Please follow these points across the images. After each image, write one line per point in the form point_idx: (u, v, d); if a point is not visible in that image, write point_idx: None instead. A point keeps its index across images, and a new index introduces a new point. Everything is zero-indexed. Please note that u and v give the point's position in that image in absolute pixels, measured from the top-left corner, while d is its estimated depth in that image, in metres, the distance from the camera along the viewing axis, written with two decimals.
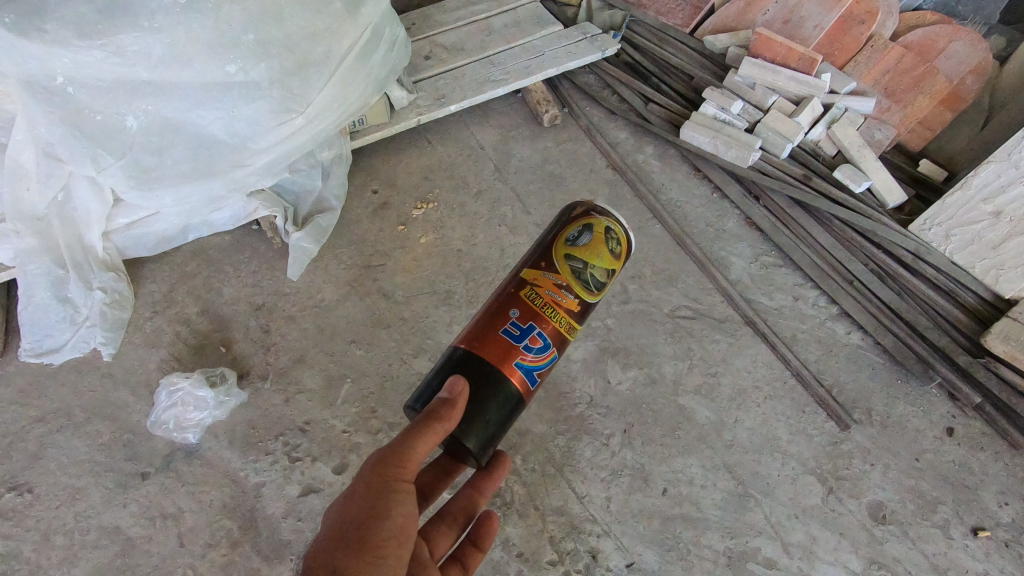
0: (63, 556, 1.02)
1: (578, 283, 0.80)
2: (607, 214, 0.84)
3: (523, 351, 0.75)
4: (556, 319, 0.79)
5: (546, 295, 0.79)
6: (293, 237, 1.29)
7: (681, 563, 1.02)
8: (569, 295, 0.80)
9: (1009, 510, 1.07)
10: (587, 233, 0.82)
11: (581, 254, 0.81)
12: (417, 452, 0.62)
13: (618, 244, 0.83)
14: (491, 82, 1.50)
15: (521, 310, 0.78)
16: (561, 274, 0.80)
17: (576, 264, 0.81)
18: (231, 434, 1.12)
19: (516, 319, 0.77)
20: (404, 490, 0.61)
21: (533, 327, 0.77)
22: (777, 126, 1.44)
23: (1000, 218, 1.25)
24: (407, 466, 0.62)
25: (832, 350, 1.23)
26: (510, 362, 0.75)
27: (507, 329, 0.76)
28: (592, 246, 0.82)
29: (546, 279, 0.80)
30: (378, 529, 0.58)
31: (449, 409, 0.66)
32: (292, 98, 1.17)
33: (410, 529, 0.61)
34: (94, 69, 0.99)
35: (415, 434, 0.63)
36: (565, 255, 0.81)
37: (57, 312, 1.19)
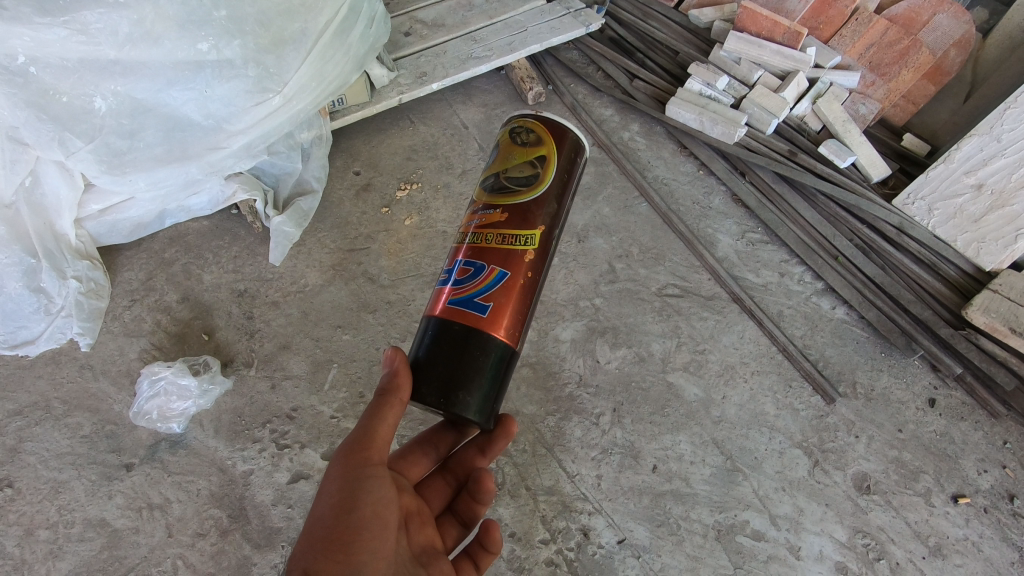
0: (49, 550, 1.01)
1: (491, 194, 0.77)
2: (507, 120, 0.83)
3: (450, 287, 0.71)
4: (483, 239, 0.73)
5: (468, 224, 0.77)
6: (275, 221, 1.26)
7: (672, 537, 1.04)
8: (488, 210, 0.75)
9: (989, 477, 1.10)
10: (496, 150, 0.82)
11: (492, 170, 0.80)
12: (377, 433, 0.65)
13: (527, 134, 0.79)
14: (474, 59, 1.47)
15: (449, 255, 0.76)
16: (477, 200, 0.78)
17: (489, 180, 0.79)
18: (217, 423, 1.11)
19: (445, 266, 0.75)
20: (372, 474, 0.64)
21: (458, 261, 0.73)
22: (763, 101, 1.42)
23: (982, 191, 1.26)
24: (371, 448, 0.64)
25: (817, 325, 1.24)
26: (444, 304, 0.70)
27: (439, 281, 0.74)
28: (500, 156, 0.80)
29: (468, 215, 0.79)
30: (344, 523, 0.61)
31: (395, 380, 0.65)
32: (269, 77, 1.13)
33: (382, 513, 0.64)
34: (57, 48, 0.94)
35: (373, 415, 0.65)
36: (481, 182, 0.81)
37: (30, 303, 1.14)
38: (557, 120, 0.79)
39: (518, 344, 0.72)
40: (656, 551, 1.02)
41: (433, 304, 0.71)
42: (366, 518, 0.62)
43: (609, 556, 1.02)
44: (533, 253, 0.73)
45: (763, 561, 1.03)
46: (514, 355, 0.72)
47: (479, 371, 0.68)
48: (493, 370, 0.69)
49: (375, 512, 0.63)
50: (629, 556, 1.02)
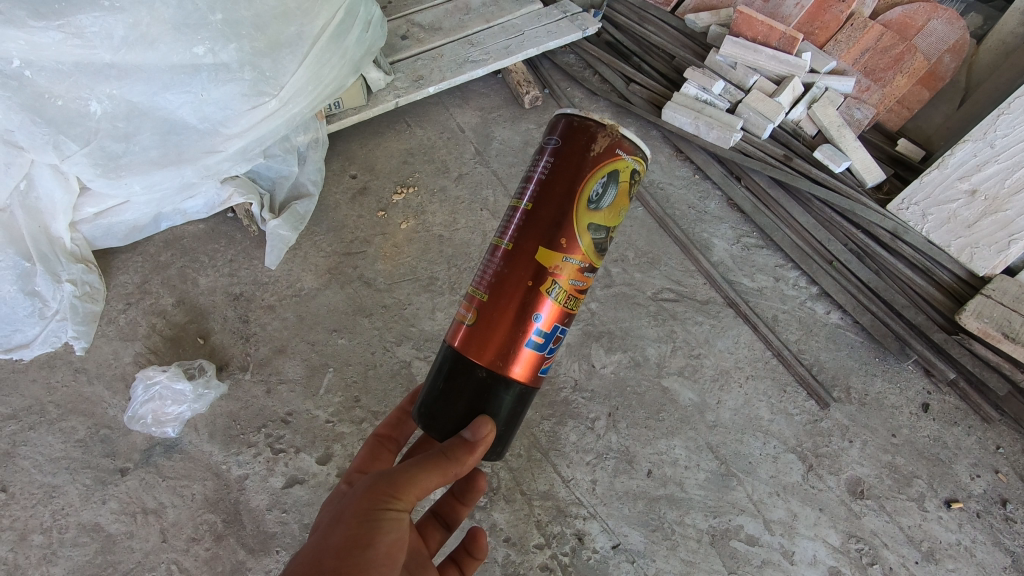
0: (42, 555, 1.01)
1: (598, 255, 0.73)
2: (635, 155, 0.71)
3: (546, 358, 0.72)
4: (577, 305, 0.73)
5: (571, 284, 0.71)
6: (270, 225, 1.26)
7: (666, 542, 1.04)
8: (590, 275, 0.73)
9: (981, 482, 1.10)
10: (612, 187, 0.71)
11: (605, 218, 0.71)
12: (418, 486, 0.61)
13: (637, 189, 0.74)
14: (470, 63, 1.47)
15: (544, 313, 0.70)
16: (585, 254, 0.71)
17: (600, 234, 0.71)
18: (212, 427, 1.11)
19: (541, 326, 0.70)
20: (393, 514, 0.60)
21: (557, 328, 0.72)
22: (758, 106, 1.43)
23: (975, 196, 1.27)
24: (401, 494, 0.61)
25: (812, 330, 1.25)
26: (536, 371, 0.72)
27: (531, 340, 0.70)
28: (616, 204, 0.72)
29: (570, 264, 0.70)
30: (356, 561, 0.56)
31: (469, 453, 0.65)
32: (264, 81, 1.13)
33: (396, 555, 0.59)
34: (52, 51, 0.94)
35: (422, 466, 0.62)
36: (588, 223, 0.70)
37: (24, 306, 1.14)
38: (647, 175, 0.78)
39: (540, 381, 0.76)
40: (650, 556, 1.03)
41: (512, 362, 0.70)
42: (379, 559, 0.57)
43: (604, 560, 1.02)
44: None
45: (756, 566, 1.03)
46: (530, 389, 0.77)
47: (511, 412, 0.72)
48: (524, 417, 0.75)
49: (388, 552, 0.58)
50: (623, 561, 1.02)
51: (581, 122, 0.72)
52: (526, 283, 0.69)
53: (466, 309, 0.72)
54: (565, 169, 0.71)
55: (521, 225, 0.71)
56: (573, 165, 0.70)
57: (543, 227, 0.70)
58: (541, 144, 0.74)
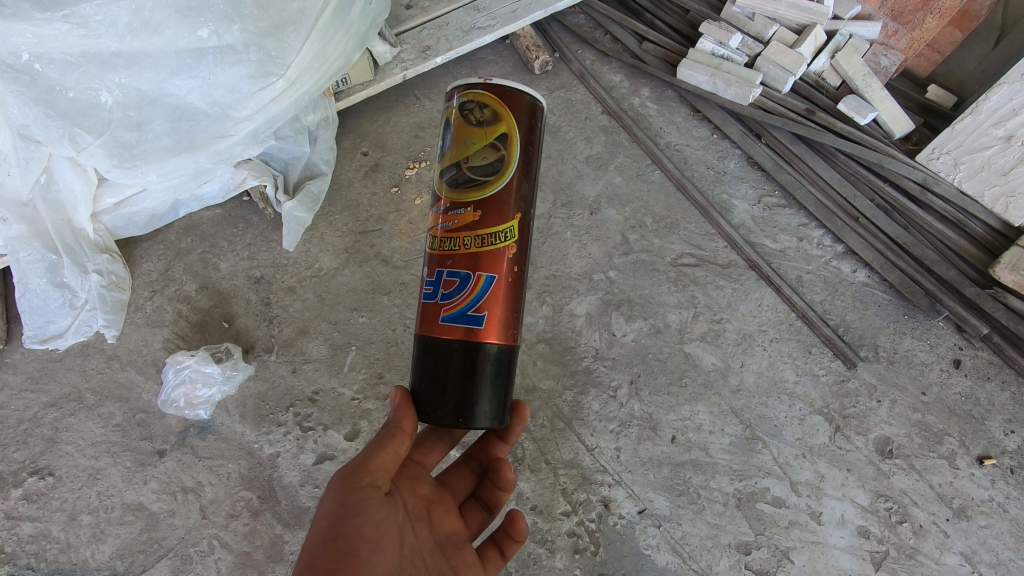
0: (92, 533, 1.06)
1: (459, 189, 0.73)
2: (453, 94, 0.75)
3: (441, 303, 0.70)
4: (461, 244, 0.71)
5: (442, 228, 0.73)
6: (286, 207, 1.26)
7: (692, 506, 1.05)
8: (459, 210, 0.72)
9: (1015, 438, 1.08)
10: (447, 132, 0.76)
11: (450, 159, 0.75)
12: (378, 457, 0.67)
13: (478, 112, 0.73)
14: (477, 29, 1.43)
15: (428, 266, 0.73)
16: (442, 198, 0.74)
17: (451, 172, 0.74)
18: (243, 408, 1.14)
19: (427, 278, 0.72)
20: (368, 495, 0.65)
21: (442, 272, 0.71)
22: (778, 58, 1.36)
23: (1012, 142, 1.19)
24: (366, 470, 0.66)
25: (838, 290, 1.22)
26: (439, 321, 0.70)
27: (425, 293, 0.72)
28: (455, 141, 0.74)
29: (437, 214, 0.75)
30: (337, 542, 0.62)
31: (399, 417, 0.69)
32: (270, 60, 1.11)
33: (379, 533, 0.64)
34: (59, 43, 0.94)
35: (375, 444, 0.68)
36: (441, 174, 0.76)
37: (55, 298, 1.16)
38: (507, 86, 0.73)
39: (518, 340, 0.73)
40: (676, 520, 1.04)
41: (423, 322, 0.71)
42: (361, 537, 0.63)
43: (630, 526, 1.04)
44: (513, 246, 0.72)
45: (784, 527, 1.04)
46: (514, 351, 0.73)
47: (494, 383, 0.70)
48: (514, 386, 0.73)
49: (369, 531, 0.63)
50: (650, 526, 1.04)
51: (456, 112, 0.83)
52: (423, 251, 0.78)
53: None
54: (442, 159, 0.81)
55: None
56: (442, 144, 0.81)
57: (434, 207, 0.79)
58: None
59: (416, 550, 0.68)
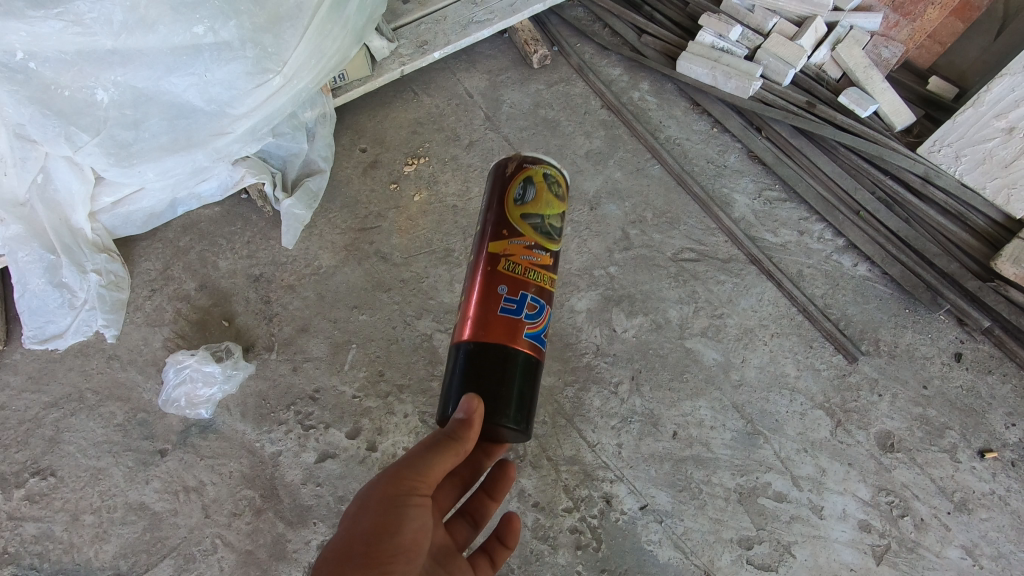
0: (95, 533, 1.07)
1: (542, 236, 0.82)
2: (539, 161, 0.84)
3: (526, 322, 0.76)
4: (541, 278, 0.80)
5: (528, 261, 0.79)
6: (285, 204, 1.26)
7: (693, 502, 1.05)
8: (540, 253, 0.81)
9: (1016, 431, 1.08)
10: (530, 186, 0.83)
11: (534, 209, 0.82)
12: (433, 469, 0.65)
13: (558, 187, 0.86)
14: (475, 24, 1.42)
15: (507, 284, 0.77)
16: (526, 235, 0.81)
17: (536, 220, 0.82)
18: (244, 407, 1.14)
19: (508, 295, 0.76)
20: (416, 505, 0.64)
21: (526, 295, 0.78)
22: (778, 50, 1.36)
23: (1014, 134, 1.18)
24: (420, 482, 0.64)
25: (839, 284, 1.22)
26: (522, 336, 0.76)
27: (506, 307, 0.76)
28: (539, 197, 0.83)
29: (514, 245, 0.80)
30: (384, 545, 0.61)
31: (467, 429, 0.67)
32: (267, 57, 1.10)
33: (418, 544, 0.63)
34: (54, 41, 0.93)
35: (433, 453, 0.66)
36: (521, 216, 0.82)
37: (54, 297, 1.16)
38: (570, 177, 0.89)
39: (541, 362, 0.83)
40: (678, 515, 1.04)
41: (497, 331, 0.74)
42: (404, 546, 0.62)
43: (632, 521, 1.04)
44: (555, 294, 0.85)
45: (785, 521, 1.04)
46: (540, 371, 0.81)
47: (522, 387, 0.74)
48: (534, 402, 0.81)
49: (413, 541, 0.63)
50: (652, 521, 1.04)
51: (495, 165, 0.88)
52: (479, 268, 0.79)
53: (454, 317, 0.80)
54: (492, 194, 0.84)
55: (472, 243, 0.83)
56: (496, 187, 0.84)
57: (485, 232, 0.82)
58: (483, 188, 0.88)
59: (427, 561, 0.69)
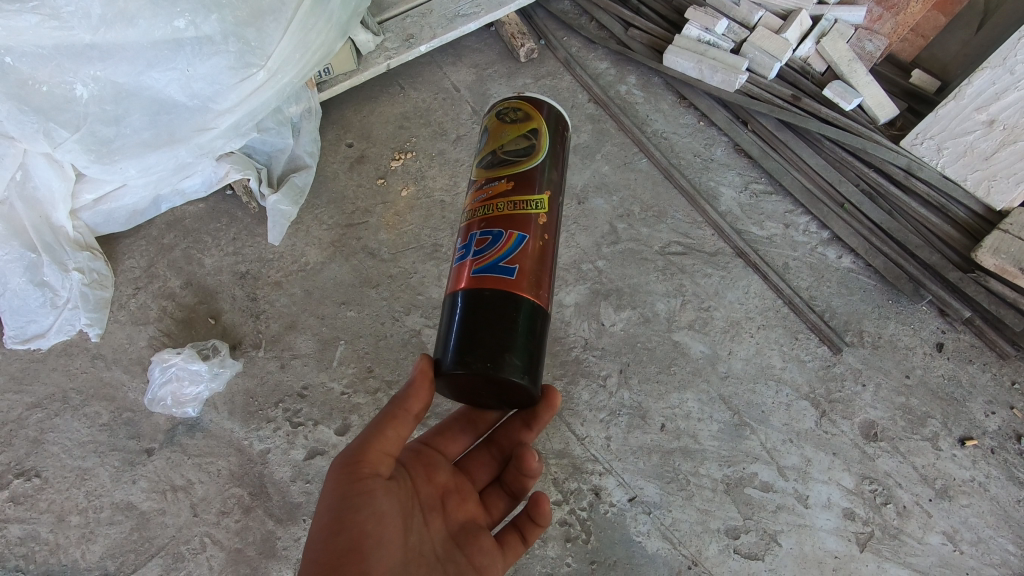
0: (81, 534, 1.06)
1: (495, 168, 0.77)
2: (491, 104, 0.84)
3: (472, 258, 0.70)
4: (495, 208, 0.73)
5: (478, 199, 0.75)
6: (270, 200, 1.25)
7: (681, 493, 1.06)
8: (493, 184, 0.75)
9: (996, 418, 1.11)
10: (484, 132, 0.83)
11: (486, 148, 0.80)
12: (377, 446, 0.67)
13: (513, 113, 0.81)
14: (461, 17, 1.41)
15: (462, 233, 0.74)
16: (478, 178, 0.78)
17: (487, 157, 0.79)
18: (231, 405, 1.13)
19: (460, 242, 0.73)
20: (367, 488, 0.65)
21: (475, 234, 0.72)
22: (765, 44, 1.36)
23: (994, 127, 1.20)
24: (364, 460, 0.66)
25: (824, 276, 1.23)
26: (471, 275, 0.69)
27: (458, 256, 0.72)
28: (492, 135, 0.81)
29: (471, 193, 0.78)
30: (337, 539, 0.62)
31: (410, 392, 0.67)
32: (251, 51, 1.09)
33: (378, 529, 0.64)
34: (30, 35, 0.91)
35: (377, 430, 0.67)
36: (477, 162, 0.81)
37: (36, 297, 1.15)
38: (538, 97, 0.82)
39: (549, 301, 0.71)
40: (666, 507, 1.05)
41: (452, 283, 0.71)
42: (359, 533, 0.63)
43: (621, 513, 1.05)
44: (546, 215, 0.74)
45: (771, 511, 1.06)
46: (544, 313, 0.70)
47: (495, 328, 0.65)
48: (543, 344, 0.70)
49: (368, 525, 0.63)
50: (640, 513, 1.05)
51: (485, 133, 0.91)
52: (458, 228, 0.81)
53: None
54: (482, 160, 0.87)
55: None
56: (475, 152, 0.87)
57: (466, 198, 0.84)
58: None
59: (422, 541, 0.68)
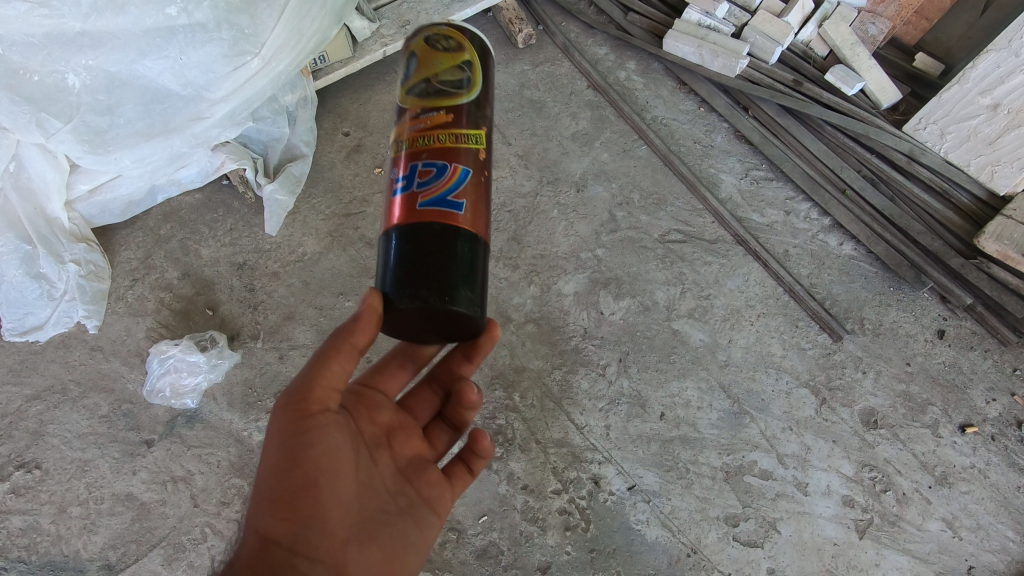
0: (83, 524, 1.06)
1: (431, 98, 0.71)
2: (417, 30, 0.77)
3: (417, 190, 0.65)
4: (434, 140, 0.68)
5: (415, 129, 0.70)
6: (266, 189, 1.24)
7: (681, 481, 1.06)
8: (430, 116, 0.70)
9: (997, 406, 1.10)
10: (412, 59, 0.76)
11: (417, 78, 0.74)
12: (322, 383, 0.65)
13: (445, 41, 0.75)
14: (458, 3, 1.38)
15: (399, 165, 0.69)
16: (412, 109, 0.72)
17: (420, 87, 0.73)
18: (230, 396, 1.13)
19: (398, 175, 0.68)
20: (313, 427, 0.64)
21: (416, 165, 0.67)
22: (766, 28, 1.34)
23: (998, 110, 1.17)
24: (309, 399, 0.64)
25: (825, 263, 1.22)
26: (417, 207, 0.65)
27: (396, 188, 0.67)
28: (421, 64, 0.75)
29: (404, 125, 0.72)
30: (286, 479, 0.62)
31: (355, 327, 0.64)
32: (244, 39, 1.08)
33: (327, 468, 0.63)
34: (20, 23, 0.90)
35: (320, 366, 0.65)
36: (406, 91, 0.74)
37: (32, 289, 1.14)
38: (468, 27, 0.77)
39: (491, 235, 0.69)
40: (665, 495, 1.05)
41: (393, 215, 0.66)
42: (308, 473, 0.63)
43: (620, 501, 1.05)
44: (484, 151, 0.71)
45: (771, 499, 1.06)
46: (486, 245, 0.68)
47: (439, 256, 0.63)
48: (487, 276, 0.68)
49: (317, 465, 0.63)
50: (640, 501, 1.05)
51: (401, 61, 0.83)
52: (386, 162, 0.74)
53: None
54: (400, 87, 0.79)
55: None
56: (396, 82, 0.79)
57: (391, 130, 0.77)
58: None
59: (370, 478, 0.68)
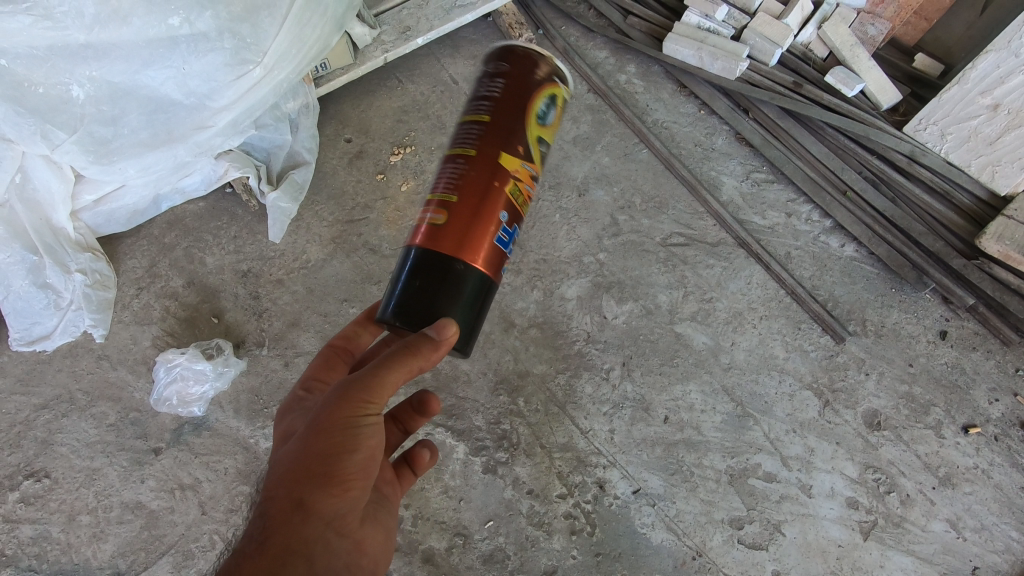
0: (92, 533, 1.07)
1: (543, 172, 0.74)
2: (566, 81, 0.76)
3: (507, 261, 0.70)
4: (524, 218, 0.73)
5: (528, 192, 0.71)
6: (270, 198, 1.24)
7: (685, 484, 1.07)
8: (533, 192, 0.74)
9: (999, 406, 1.11)
10: (552, 109, 0.74)
11: (549, 136, 0.74)
12: (392, 383, 0.58)
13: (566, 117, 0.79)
14: (458, 8, 1.39)
15: (508, 214, 0.68)
16: (534, 167, 0.72)
17: (547, 149, 0.74)
18: (236, 403, 1.14)
19: (506, 225, 0.68)
20: (373, 421, 0.58)
21: (517, 234, 0.70)
22: (766, 29, 1.34)
23: (999, 111, 1.17)
24: (378, 397, 0.58)
25: (827, 265, 1.23)
26: (499, 270, 0.69)
27: (500, 237, 0.67)
28: (555, 125, 0.75)
29: (525, 172, 0.70)
30: (345, 463, 0.56)
31: (433, 352, 0.60)
32: (246, 47, 1.08)
33: (377, 458, 0.59)
34: (24, 36, 0.91)
35: (393, 366, 0.58)
36: (541, 140, 0.72)
37: (39, 299, 1.15)
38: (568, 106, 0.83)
39: None
40: (670, 498, 1.06)
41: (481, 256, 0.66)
42: (362, 462, 0.57)
43: (625, 505, 1.05)
44: None
45: (775, 501, 1.06)
46: None
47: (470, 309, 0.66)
48: None
49: (371, 457, 0.58)
50: (645, 504, 1.06)
51: (525, 49, 0.73)
52: (481, 180, 0.66)
53: (433, 212, 0.67)
54: (513, 87, 0.70)
55: (472, 137, 0.69)
56: (522, 83, 0.71)
57: (497, 134, 0.68)
58: (485, 69, 0.74)
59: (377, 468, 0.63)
